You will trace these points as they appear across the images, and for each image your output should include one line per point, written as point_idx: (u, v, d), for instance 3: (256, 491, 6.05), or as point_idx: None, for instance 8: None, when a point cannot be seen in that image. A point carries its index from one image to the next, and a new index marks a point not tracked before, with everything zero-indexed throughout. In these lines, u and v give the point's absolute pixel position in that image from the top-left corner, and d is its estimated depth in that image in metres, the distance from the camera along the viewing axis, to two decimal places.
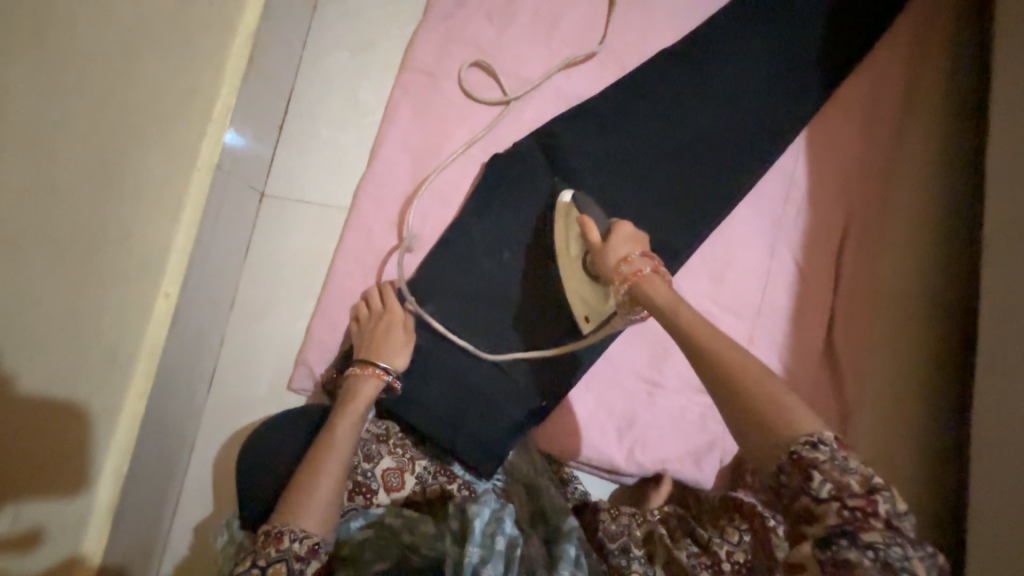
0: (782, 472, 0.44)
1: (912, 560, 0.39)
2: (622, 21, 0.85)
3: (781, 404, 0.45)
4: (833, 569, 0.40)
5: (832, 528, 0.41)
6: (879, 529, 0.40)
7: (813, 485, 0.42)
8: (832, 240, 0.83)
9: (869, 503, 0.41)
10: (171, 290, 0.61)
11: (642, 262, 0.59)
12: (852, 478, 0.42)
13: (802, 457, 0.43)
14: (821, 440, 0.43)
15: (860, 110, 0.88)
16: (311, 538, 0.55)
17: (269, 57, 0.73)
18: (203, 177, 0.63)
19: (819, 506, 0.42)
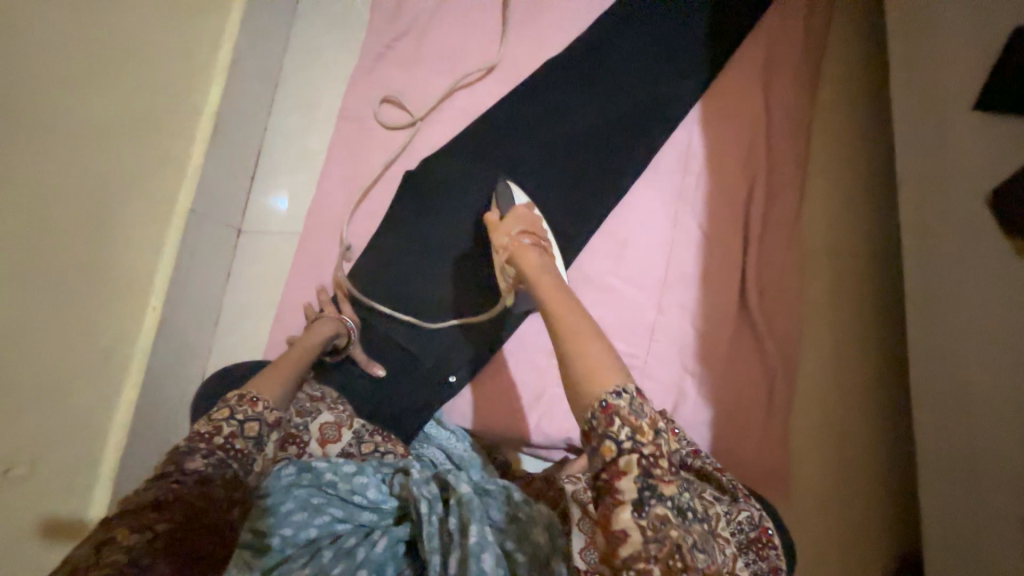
0: (591, 424, 0.51)
1: (668, 489, 0.48)
2: (515, 43, 0.97)
3: (634, 394, 0.52)
4: (650, 530, 0.47)
5: (637, 482, 0.48)
6: (667, 480, 0.49)
7: (664, 477, 0.49)
8: (738, 203, 0.82)
9: (652, 440, 0.50)
10: (156, 306, 0.82)
11: (522, 236, 0.71)
12: (644, 421, 0.50)
13: (609, 404, 0.50)
14: (625, 390, 0.51)
15: (760, 73, 0.86)
16: (276, 411, 0.66)
17: (233, 127, 0.95)
18: (178, 220, 0.85)
19: (625, 460, 0.48)
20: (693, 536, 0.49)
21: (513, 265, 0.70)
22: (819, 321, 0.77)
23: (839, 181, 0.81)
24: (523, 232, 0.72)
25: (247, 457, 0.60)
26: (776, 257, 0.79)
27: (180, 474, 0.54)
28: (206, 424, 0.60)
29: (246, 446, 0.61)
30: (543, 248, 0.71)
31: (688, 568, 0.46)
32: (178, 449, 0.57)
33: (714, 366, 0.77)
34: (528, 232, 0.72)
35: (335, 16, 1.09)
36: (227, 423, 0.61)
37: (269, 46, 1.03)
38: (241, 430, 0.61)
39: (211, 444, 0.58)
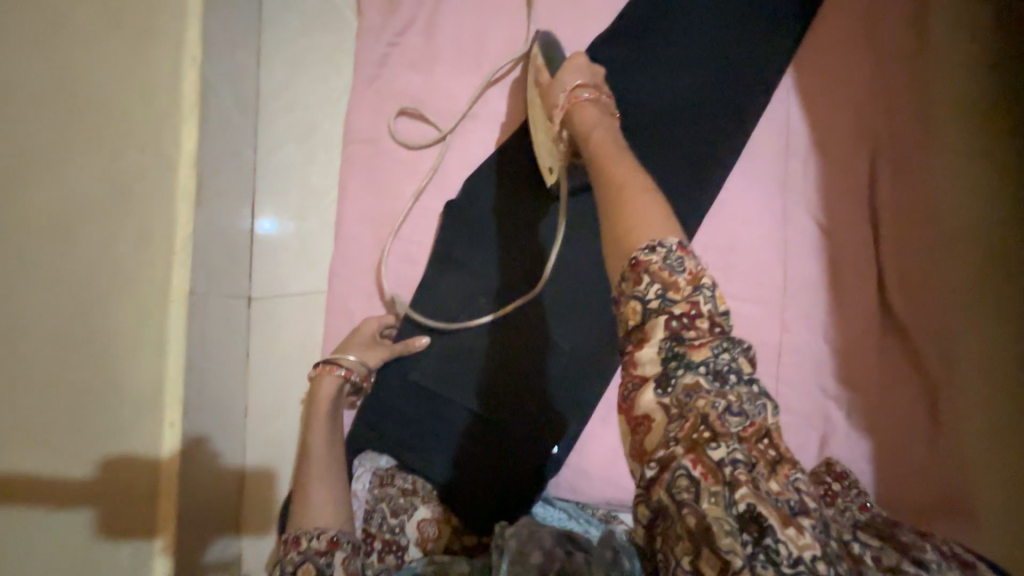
0: (622, 286, 0.41)
1: (699, 353, 0.38)
2: (549, 18, 0.79)
3: (676, 250, 0.40)
4: (676, 406, 0.37)
5: (662, 347, 0.38)
6: (705, 332, 0.38)
7: (699, 339, 0.38)
8: (858, 188, 0.69)
9: (688, 297, 0.39)
10: (175, 422, 0.56)
11: (581, 91, 0.63)
12: (681, 279, 0.39)
13: (640, 262, 0.40)
14: (659, 245, 0.40)
15: (858, 28, 0.72)
16: (326, 532, 0.54)
17: (225, 174, 0.77)
18: (179, 303, 0.58)
19: (650, 321, 0.39)
20: (728, 399, 0.36)
21: (568, 122, 0.63)
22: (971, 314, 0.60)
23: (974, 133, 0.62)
24: (583, 88, 0.64)
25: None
26: (913, 252, 0.66)
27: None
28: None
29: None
30: (603, 106, 0.63)
31: (720, 436, 0.35)
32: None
33: (857, 385, 0.66)
34: (586, 86, 0.63)
35: (315, 17, 0.90)
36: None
37: (243, 66, 0.84)
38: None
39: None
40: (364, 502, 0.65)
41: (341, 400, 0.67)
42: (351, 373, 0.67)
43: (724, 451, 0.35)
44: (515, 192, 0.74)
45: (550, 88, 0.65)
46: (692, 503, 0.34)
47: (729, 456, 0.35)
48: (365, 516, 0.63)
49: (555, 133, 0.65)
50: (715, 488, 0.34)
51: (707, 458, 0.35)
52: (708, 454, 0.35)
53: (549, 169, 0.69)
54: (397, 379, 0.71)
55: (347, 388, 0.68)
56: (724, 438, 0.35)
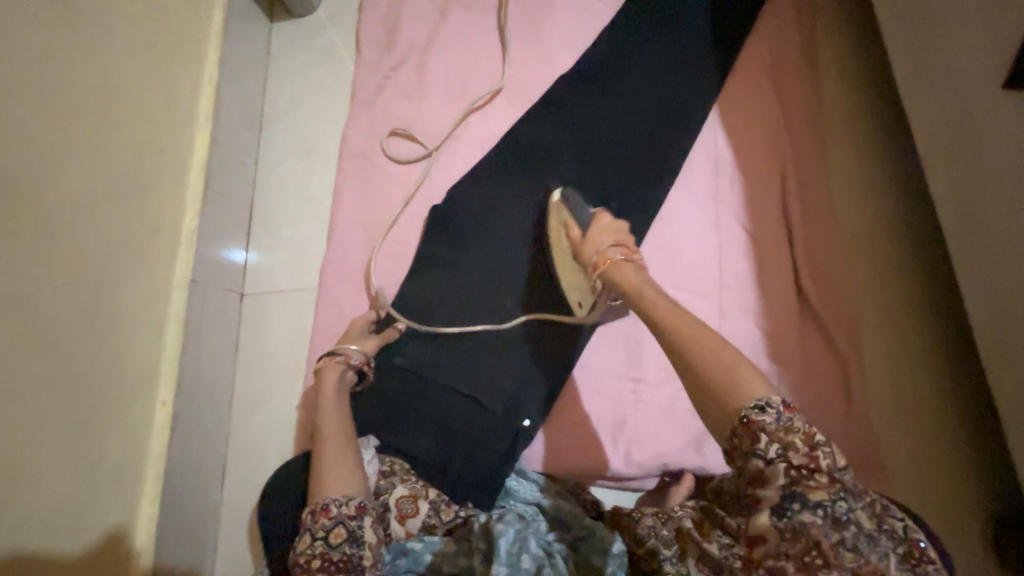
0: (733, 440, 0.47)
1: (816, 496, 0.43)
2: (521, 62, 0.94)
3: (784, 410, 0.45)
4: (788, 529, 0.43)
5: (780, 491, 0.44)
6: (821, 483, 0.43)
7: (816, 484, 0.43)
8: (773, 199, 0.84)
9: (805, 453, 0.44)
10: (165, 399, 0.70)
11: (613, 251, 0.66)
12: (796, 437, 0.44)
13: (752, 420, 0.45)
14: (768, 405, 0.46)
15: (767, 75, 0.90)
16: (354, 500, 0.59)
17: (222, 181, 0.85)
18: (179, 291, 0.74)
19: (770, 470, 0.44)
20: (842, 536, 0.42)
21: (605, 282, 0.66)
22: (872, 295, 0.80)
23: (858, 163, 0.86)
24: (615, 247, 0.66)
25: (355, 559, 0.55)
26: (818, 250, 0.81)
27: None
28: (301, 553, 0.56)
29: (347, 553, 0.55)
30: (637, 264, 0.65)
31: (831, 565, 0.42)
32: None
33: (785, 361, 0.77)
34: (619, 246, 0.66)
35: (318, 54, 1.02)
36: (314, 547, 0.55)
37: (249, 92, 0.95)
38: (330, 543, 0.55)
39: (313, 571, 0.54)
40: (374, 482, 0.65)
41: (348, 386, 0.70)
42: (359, 360, 0.71)
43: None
44: (492, 200, 0.85)
45: (582, 246, 0.69)
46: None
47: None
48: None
49: (596, 285, 0.67)
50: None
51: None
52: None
53: (581, 304, 0.75)
54: (380, 363, 0.77)
55: (353, 376, 0.71)
56: (839, 569, 0.42)
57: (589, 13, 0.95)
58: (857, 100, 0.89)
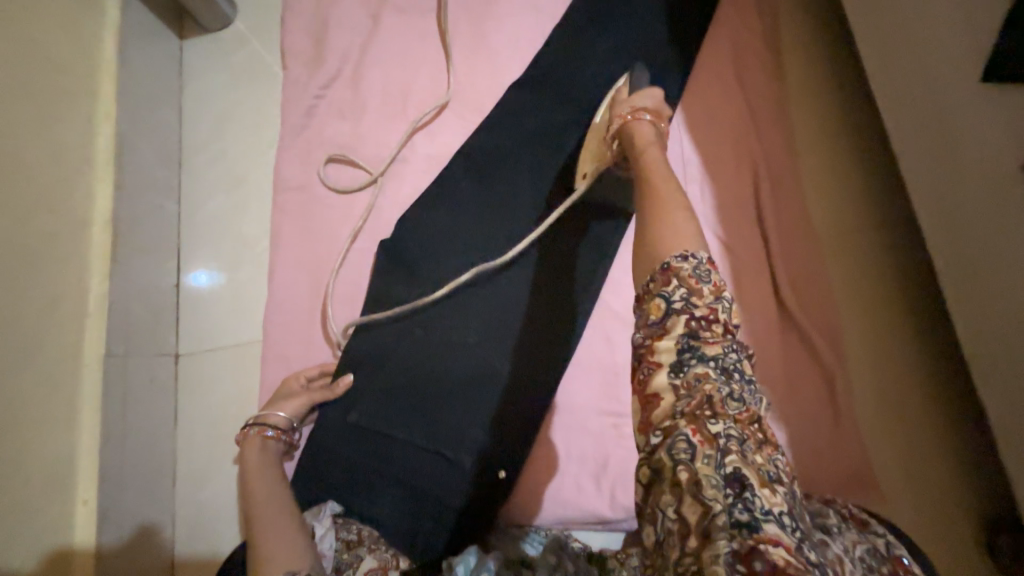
0: (647, 286, 0.43)
1: (712, 349, 0.39)
2: (466, 69, 0.86)
3: (705, 262, 0.42)
4: (684, 388, 0.39)
5: (678, 341, 0.40)
6: (719, 336, 0.40)
7: (714, 337, 0.40)
8: (746, 205, 0.79)
9: (710, 303, 0.40)
10: (87, 496, 0.61)
11: (645, 111, 0.58)
12: (707, 290, 0.41)
13: (672, 266, 0.42)
14: (690, 255, 0.42)
15: (731, 70, 0.84)
16: (297, 575, 0.50)
17: (136, 229, 0.75)
18: (92, 369, 0.64)
19: (673, 317, 0.40)
20: (732, 387, 0.38)
21: (620, 141, 0.59)
22: (852, 301, 0.76)
23: (832, 159, 0.81)
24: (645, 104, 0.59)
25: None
26: (795, 259, 0.77)
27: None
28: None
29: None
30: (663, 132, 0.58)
31: (719, 415, 0.37)
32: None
33: (769, 380, 0.73)
34: (654, 106, 0.59)
35: (239, 71, 0.91)
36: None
37: (160, 122, 0.84)
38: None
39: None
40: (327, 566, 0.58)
41: (277, 460, 0.65)
42: (280, 429, 0.66)
43: (722, 425, 0.37)
44: (446, 227, 0.77)
45: (618, 104, 0.62)
46: (687, 462, 0.36)
47: (724, 430, 0.37)
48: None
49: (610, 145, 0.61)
50: (710, 452, 0.36)
51: (706, 429, 0.37)
52: (707, 426, 0.37)
53: (583, 175, 0.70)
54: (337, 424, 0.70)
55: (280, 448, 0.66)
56: (726, 417, 0.37)
57: (537, 10, 0.87)
58: (828, 90, 0.84)
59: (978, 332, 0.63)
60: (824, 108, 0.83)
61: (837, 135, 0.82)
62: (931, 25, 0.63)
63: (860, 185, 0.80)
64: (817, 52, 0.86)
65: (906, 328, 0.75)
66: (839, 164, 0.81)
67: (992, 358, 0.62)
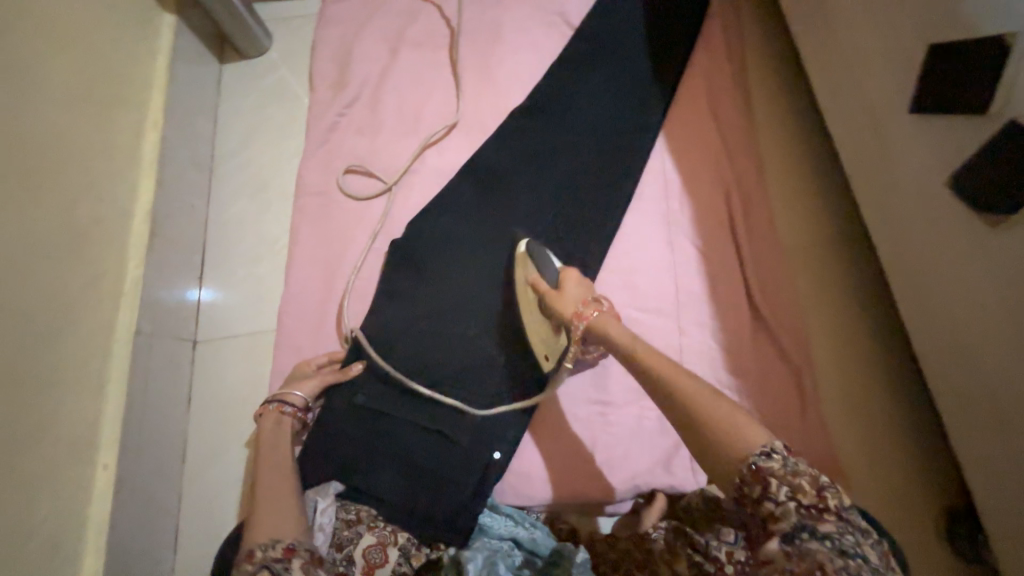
0: (742, 485, 0.50)
1: (824, 528, 0.45)
2: (474, 96, 0.97)
3: (785, 454, 0.50)
4: (796, 553, 0.45)
5: (794, 524, 0.46)
6: (830, 520, 0.46)
7: (828, 519, 0.46)
8: (720, 218, 0.88)
9: (813, 496, 0.47)
10: (107, 461, 0.65)
11: (594, 305, 0.68)
12: (804, 480, 0.48)
13: (761, 467, 0.49)
14: (774, 450, 0.50)
15: (705, 103, 0.96)
16: (282, 542, 0.54)
17: (170, 226, 0.82)
18: (122, 345, 0.70)
19: (782, 510, 0.47)
20: (847, 563, 0.43)
21: (588, 333, 0.67)
22: (815, 305, 0.85)
23: (794, 180, 0.92)
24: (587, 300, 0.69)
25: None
26: (763, 266, 0.85)
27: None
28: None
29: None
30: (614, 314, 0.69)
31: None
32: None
33: (744, 373, 0.80)
34: (596, 300, 0.69)
35: (270, 92, 1.02)
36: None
37: (198, 132, 0.93)
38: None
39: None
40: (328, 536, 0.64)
41: (291, 436, 0.71)
42: (296, 408, 0.72)
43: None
44: (452, 230, 0.86)
45: (558, 301, 0.70)
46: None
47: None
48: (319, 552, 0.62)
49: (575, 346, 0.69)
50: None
51: None
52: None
53: (547, 359, 0.74)
54: (344, 406, 0.75)
55: (295, 425, 0.72)
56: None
57: (537, 49, 1.00)
58: (789, 122, 0.96)
59: (928, 328, 0.71)
60: (791, 143, 0.94)
61: (804, 166, 0.93)
62: (867, 65, 0.75)
63: (819, 204, 0.90)
64: (780, 89, 0.98)
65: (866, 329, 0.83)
66: (806, 190, 0.91)
67: (942, 347, 0.70)
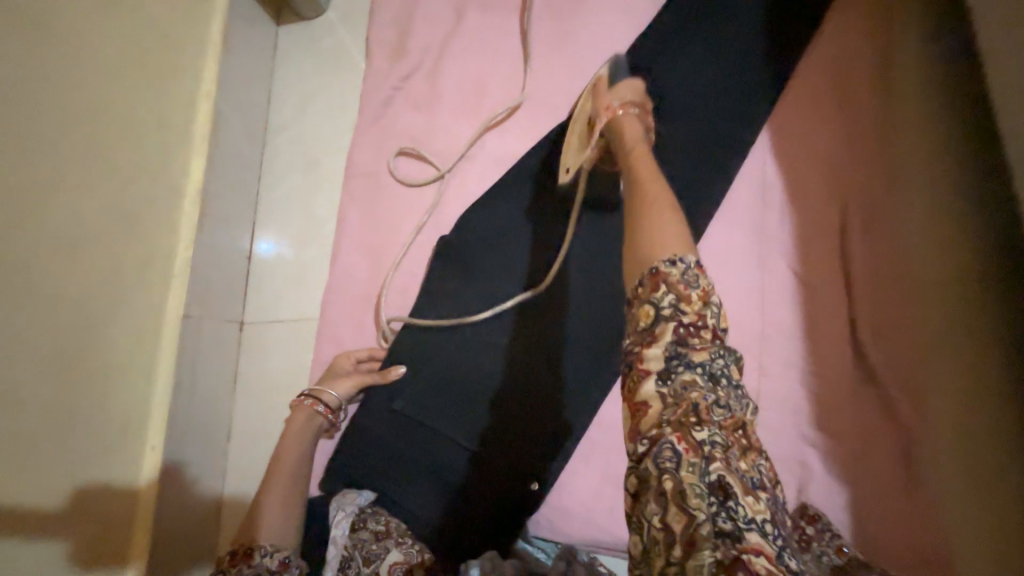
0: (636, 291, 0.45)
1: (700, 357, 0.41)
2: (543, 71, 0.84)
3: (691, 268, 0.44)
4: (672, 397, 0.41)
5: (667, 348, 0.42)
6: (707, 341, 0.42)
7: (701, 343, 0.42)
8: (829, 239, 0.73)
9: (698, 310, 0.42)
10: (155, 444, 0.66)
11: (629, 107, 0.62)
12: (694, 293, 0.43)
13: (660, 272, 0.44)
14: (679, 260, 0.44)
15: (829, 90, 0.77)
16: (280, 551, 0.54)
17: (221, 203, 0.80)
18: (171, 329, 0.69)
19: (662, 330, 0.42)
20: (718, 395, 0.40)
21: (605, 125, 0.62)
22: (934, 327, 0.62)
23: (926, 148, 0.65)
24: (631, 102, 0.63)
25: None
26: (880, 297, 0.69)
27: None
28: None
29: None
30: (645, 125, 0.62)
31: (704, 422, 0.39)
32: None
33: (834, 430, 0.67)
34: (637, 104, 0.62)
35: (325, 59, 0.95)
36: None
37: (253, 103, 0.89)
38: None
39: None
40: (341, 548, 0.60)
41: (318, 436, 0.68)
42: (329, 408, 0.69)
43: (708, 433, 0.38)
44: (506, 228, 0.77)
45: (602, 95, 0.65)
46: (673, 471, 0.38)
47: (711, 438, 0.38)
48: (340, 567, 0.59)
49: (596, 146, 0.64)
50: (694, 460, 0.37)
51: (691, 437, 0.38)
52: (693, 434, 0.38)
53: (565, 169, 0.71)
54: (379, 411, 0.71)
55: (324, 425, 0.69)
56: (710, 425, 0.39)
57: (624, 15, 0.84)
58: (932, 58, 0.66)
59: None
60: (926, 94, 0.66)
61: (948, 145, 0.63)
62: None
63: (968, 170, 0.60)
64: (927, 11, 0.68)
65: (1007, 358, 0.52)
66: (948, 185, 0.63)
67: None
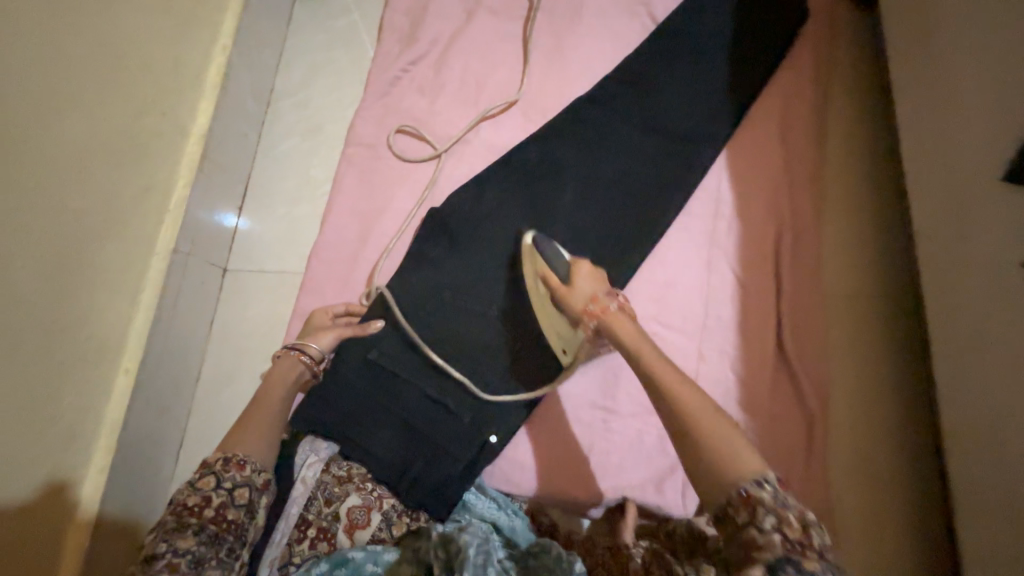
0: (728, 510, 0.46)
1: (810, 564, 0.43)
2: (540, 76, 0.94)
3: (780, 485, 0.45)
4: None
5: (774, 556, 0.44)
6: (813, 559, 0.43)
7: (809, 555, 0.43)
8: (766, 248, 0.85)
9: (800, 531, 0.44)
10: (130, 366, 0.68)
11: (606, 298, 0.61)
12: (792, 515, 0.44)
13: (751, 494, 0.45)
14: (767, 480, 0.45)
15: (776, 124, 0.91)
16: (267, 472, 0.56)
17: (222, 151, 0.84)
18: (160, 259, 0.72)
19: (766, 542, 0.44)
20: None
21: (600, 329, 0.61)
22: (844, 348, 0.82)
23: (852, 217, 0.87)
24: (607, 296, 0.62)
25: (242, 529, 0.52)
26: (801, 300, 0.82)
27: (172, 555, 0.47)
28: (192, 495, 0.51)
29: (239, 517, 0.52)
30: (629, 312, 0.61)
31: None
32: (163, 528, 0.49)
33: (757, 410, 0.78)
34: (611, 293, 0.62)
35: (336, 35, 1.01)
36: (215, 493, 0.52)
37: (263, 64, 0.94)
38: (231, 500, 0.52)
39: (200, 519, 0.50)
40: (308, 488, 0.66)
41: (298, 385, 0.70)
42: (313, 360, 0.72)
43: None
44: (493, 208, 0.84)
45: (568, 299, 0.64)
46: None
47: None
48: (304, 503, 0.65)
49: (586, 332, 0.63)
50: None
51: None
52: None
53: (564, 351, 0.72)
54: (355, 359, 0.75)
55: (306, 375, 0.71)
56: None
57: (614, 38, 0.95)
58: (861, 154, 0.91)
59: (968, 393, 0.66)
60: (855, 179, 0.89)
61: (866, 207, 0.88)
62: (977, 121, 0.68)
63: (872, 247, 0.86)
64: (857, 119, 0.93)
65: (889, 380, 0.79)
66: (857, 238, 0.86)
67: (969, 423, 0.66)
